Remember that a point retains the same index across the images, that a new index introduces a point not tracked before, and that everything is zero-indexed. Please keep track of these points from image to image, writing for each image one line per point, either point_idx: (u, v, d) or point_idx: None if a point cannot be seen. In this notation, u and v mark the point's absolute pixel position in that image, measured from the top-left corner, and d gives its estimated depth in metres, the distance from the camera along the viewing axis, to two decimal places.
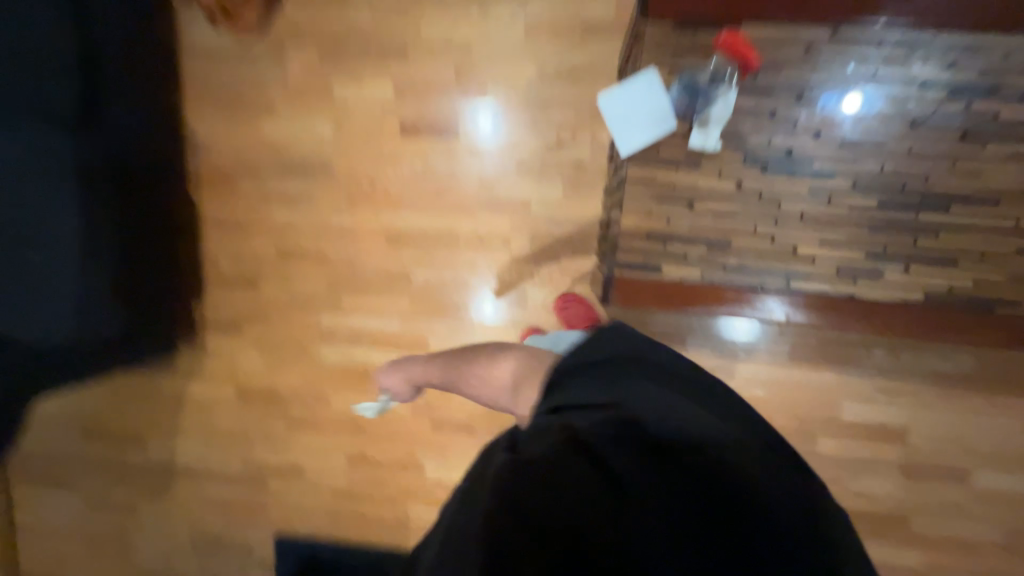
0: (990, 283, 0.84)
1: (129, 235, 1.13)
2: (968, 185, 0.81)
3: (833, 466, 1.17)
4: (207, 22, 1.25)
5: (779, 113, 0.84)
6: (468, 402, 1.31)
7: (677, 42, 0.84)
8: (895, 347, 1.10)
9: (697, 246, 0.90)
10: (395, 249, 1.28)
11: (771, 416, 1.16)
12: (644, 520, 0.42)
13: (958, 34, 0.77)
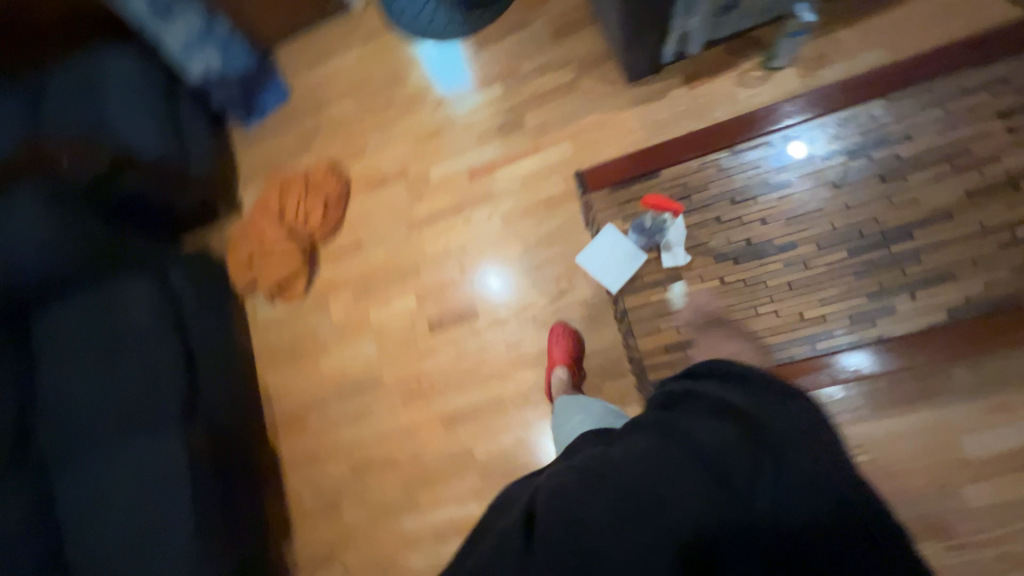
0: (994, 282, 1.01)
1: (231, 497, 1.27)
2: (903, 215, 1.07)
3: (999, 516, 1.00)
4: (266, 301, 1.59)
5: (724, 216, 1.17)
6: None
7: (619, 196, 1.30)
8: (977, 361, 1.02)
9: (715, 342, 1.14)
10: (453, 431, 1.37)
11: (891, 479, 1.05)
12: (697, 486, 0.63)
13: (826, 120, 1.15)
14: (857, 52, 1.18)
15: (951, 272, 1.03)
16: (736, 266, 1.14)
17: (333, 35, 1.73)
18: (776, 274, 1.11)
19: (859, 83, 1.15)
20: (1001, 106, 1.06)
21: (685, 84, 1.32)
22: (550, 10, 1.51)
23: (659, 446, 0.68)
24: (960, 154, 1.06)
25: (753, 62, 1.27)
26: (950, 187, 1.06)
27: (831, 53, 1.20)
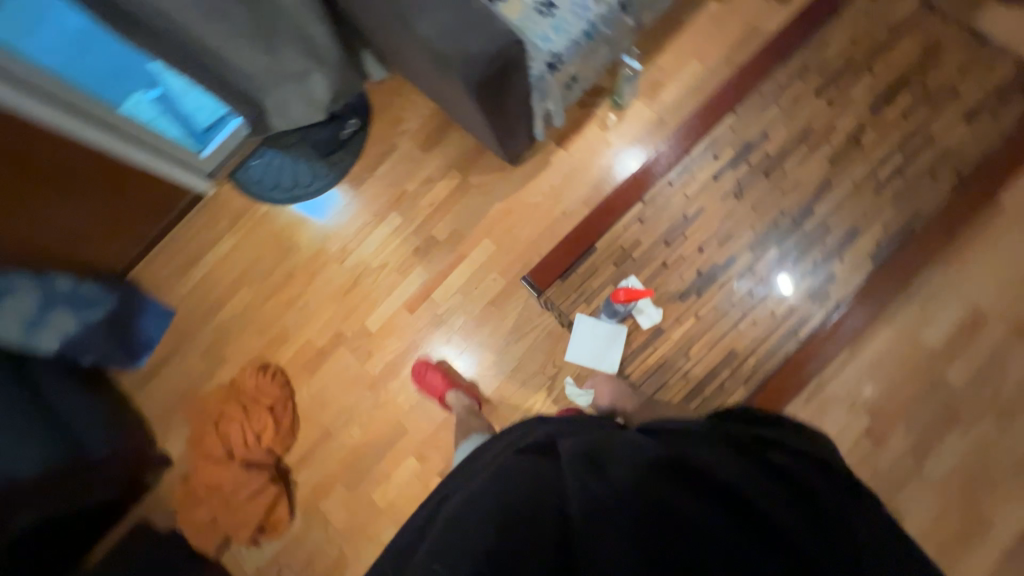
0: (887, 221, 1.22)
1: None
2: (800, 198, 1.25)
3: (981, 384, 1.17)
4: (248, 549, 1.34)
5: (669, 259, 1.28)
6: None
7: (570, 277, 1.34)
8: (902, 276, 1.20)
9: (721, 372, 1.22)
10: None
11: (896, 398, 1.18)
12: (730, 515, 0.57)
13: (704, 146, 1.31)
14: (682, 73, 1.36)
15: (861, 228, 1.22)
16: (704, 297, 1.25)
17: (194, 235, 1.58)
18: (736, 288, 1.24)
19: (702, 106, 1.34)
20: (809, 84, 1.30)
21: (561, 147, 1.41)
22: (407, 128, 1.54)
23: (714, 468, 0.62)
24: (810, 134, 1.27)
25: (606, 109, 1.40)
26: (817, 160, 1.26)
27: (663, 82, 1.37)
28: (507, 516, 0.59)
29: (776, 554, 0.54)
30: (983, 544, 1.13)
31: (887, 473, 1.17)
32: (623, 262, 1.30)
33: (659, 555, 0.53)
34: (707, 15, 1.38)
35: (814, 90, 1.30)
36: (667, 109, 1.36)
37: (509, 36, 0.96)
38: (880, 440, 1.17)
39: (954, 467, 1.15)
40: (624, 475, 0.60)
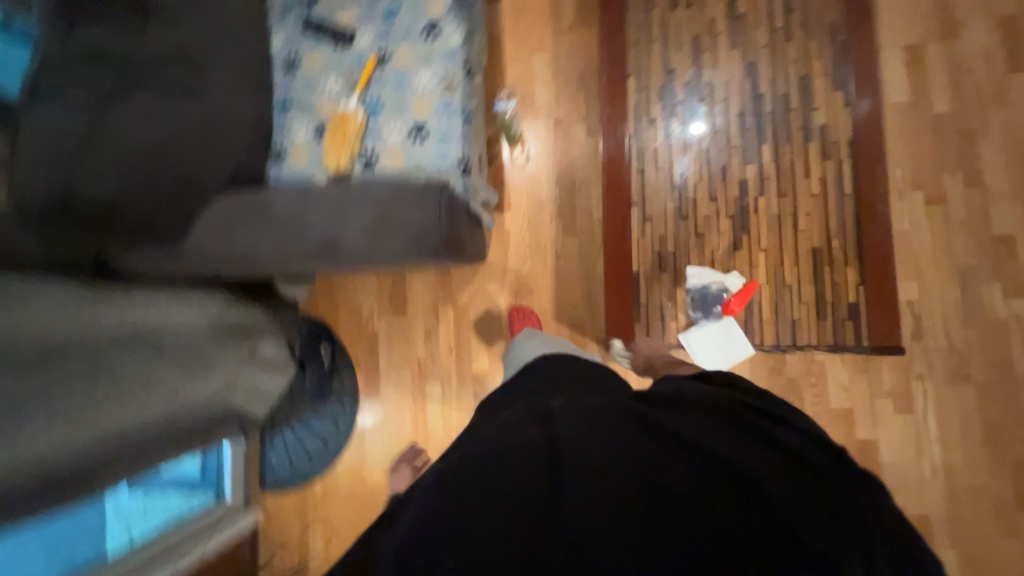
0: (811, 45, 1.25)
1: None
2: (729, 86, 1.27)
3: (976, 96, 1.22)
4: None
5: (694, 221, 1.26)
6: (983, 465, 1.16)
7: (640, 306, 1.28)
8: (856, 73, 1.24)
9: (809, 264, 1.21)
10: None
11: (933, 162, 1.22)
12: (685, 467, 0.55)
13: (631, 115, 1.30)
14: (539, 75, 1.35)
15: (791, 63, 1.25)
16: (749, 225, 1.24)
17: (282, 565, 1.41)
18: (766, 196, 1.24)
19: (579, 86, 1.34)
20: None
21: (516, 213, 1.36)
22: (369, 309, 1.43)
23: (672, 422, 0.60)
24: (679, 31, 1.29)
25: (510, 147, 1.35)
26: (702, 45, 1.28)
27: (532, 93, 1.36)
28: (489, 475, 0.56)
29: (738, 493, 0.53)
30: None
31: (976, 218, 1.20)
32: (665, 259, 1.27)
33: (623, 513, 0.52)
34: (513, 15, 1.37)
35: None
36: (555, 111, 1.35)
37: (434, 191, 0.91)
38: (942, 199, 1.21)
39: (1011, 170, 1.20)
40: (580, 432, 0.59)
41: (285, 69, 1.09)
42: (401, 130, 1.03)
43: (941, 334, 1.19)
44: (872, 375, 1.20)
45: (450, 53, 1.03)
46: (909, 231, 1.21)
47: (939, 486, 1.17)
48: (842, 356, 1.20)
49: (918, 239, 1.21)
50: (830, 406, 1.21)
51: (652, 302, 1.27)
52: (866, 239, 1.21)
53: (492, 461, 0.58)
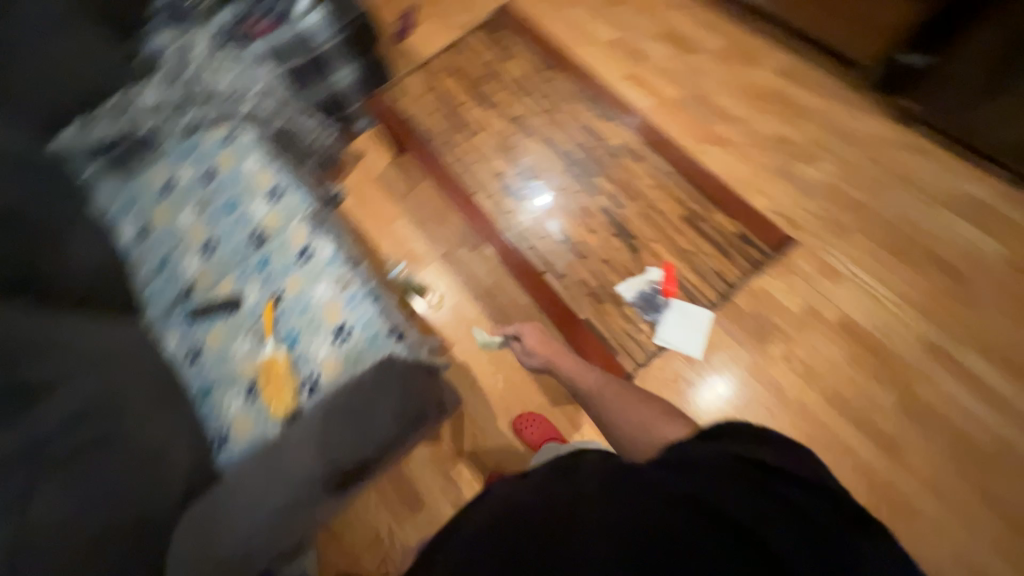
0: (574, 106, 1.64)
1: None
2: (545, 158, 1.57)
3: (687, 78, 1.69)
4: None
5: (593, 252, 1.44)
6: (914, 274, 1.37)
7: (610, 339, 1.34)
8: (614, 104, 1.63)
9: (690, 227, 1.44)
10: (890, 432, 1.25)
11: (700, 122, 1.61)
12: (688, 523, 0.50)
13: (493, 215, 1.52)
14: (410, 233, 1.57)
15: (570, 122, 1.62)
16: (635, 232, 1.45)
17: None
18: (627, 206, 1.48)
19: (444, 222, 1.56)
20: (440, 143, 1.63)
21: (462, 342, 1.43)
22: (386, 526, 1.27)
23: (686, 483, 0.55)
24: (483, 147, 1.61)
25: (422, 297, 1.48)
26: (505, 146, 1.60)
27: (413, 249, 1.56)
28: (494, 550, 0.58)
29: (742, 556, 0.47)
30: (796, 90, 1.64)
31: (752, 136, 1.58)
32: (599, 296, 1.39)
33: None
34: (362, 209, 1.62)
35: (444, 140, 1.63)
36: (439, 249, 1.54)
37: (384, 400, 0.96)
38: (725, 139, 1.58)
39: (744, 99, 1.64)
40: (585, 496, 0.58)
41: (190, 361, 1.10)
42: (325, 340, 1.07)
43: (806, 213, 1.46)
44: (795, 269, 1.39)
45: (330, 260, 1.15)
46: (726, 167, 1.54)
47: (906, 310, 1.34)
48: (766, 272, 1.39)
49: (736, 169, 1.53)
50: (794, 312, 1.36)
51: (617, 333, 1.34)
52: (708, 189, 1.50)
53: (495, 517, 0.64)
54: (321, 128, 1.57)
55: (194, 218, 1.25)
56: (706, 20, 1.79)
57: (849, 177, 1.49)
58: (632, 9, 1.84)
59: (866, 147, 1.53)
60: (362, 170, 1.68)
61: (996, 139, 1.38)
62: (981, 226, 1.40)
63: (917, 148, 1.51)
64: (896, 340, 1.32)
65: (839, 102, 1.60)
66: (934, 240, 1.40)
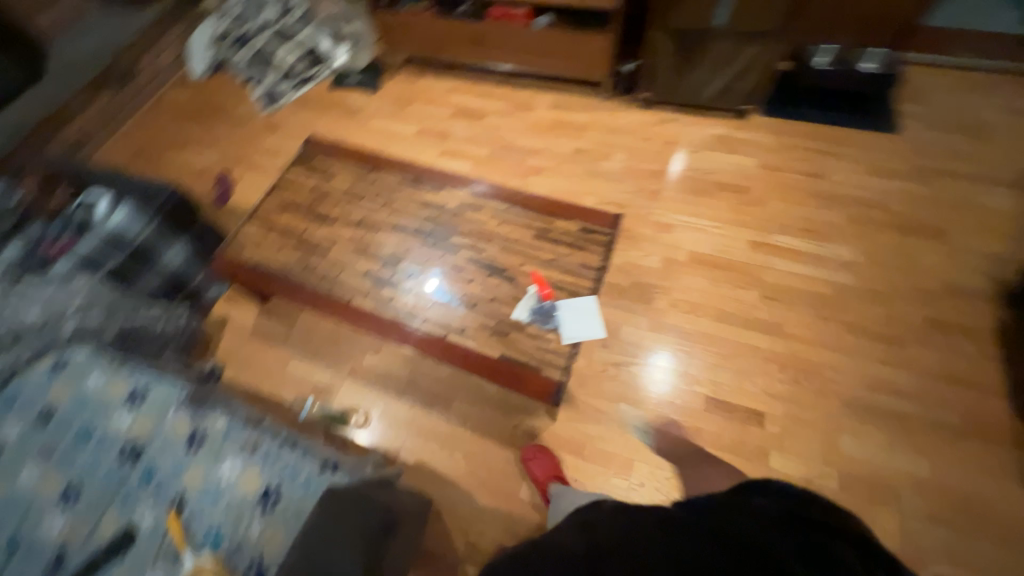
0: None
1: None
2: (399, 231, 1.46)
3: (488, 141, 2.06)
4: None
5: None
6: (710, 200, 1.77)
7: None
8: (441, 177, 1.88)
9: None
10: (764, 314, 1.52)
11: (514, 167, 1.96)
12: (708, 544, 0.66)
13: None
14: (312, 367, 1.58)
15: (405, 185, 1.57)
16: (512, 256, 1.37)
17: None
18: (495, 238, 1.41)
19: (340, 341, 1.60)
20: (281, 263, 1.46)
21: (406, 439, 1.43)
22: None
23: (712, 522, 0.70)
24: (332, 244, 1.47)
25: (348, 423, 1.46)
26: (353, 235, 1.48)
27: (323, 380, 1.55)
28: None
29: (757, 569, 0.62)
30: (567, 116, 2.09)
31: (556, 160, 1.96)
32: (504, 330, 1.25)
33: None
34: (252, 369, 1.60)
35: (284, 259, 1.47)
36: (344, 368, 1.55)
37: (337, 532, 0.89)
38: (538, 170, 1.94)
39: (536, 138, 2.04)
40: (623, 535, 0.71)
41: None
42: (255, 515, 0.97)
43: (620, 195, 1.82)
44: (635, 237, 1.72)
45: (227, 432, 1.07)
46: (549, 190, 1.87)
47: (721, 225, 1.70)
48: (619, 247, 1.70)
49: (559, 188, 1.88)
50: (651, 266, 1.65)
51: (550, 355, 1.21)
52: None
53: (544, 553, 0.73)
54: (165, 316, 1.51)
55: (40, 471, 1.05)
56: (479, 96, 2.22)
57: (633, 158, 1.92)
58: (423, 113, 2.23)
59: (632, 133, 1.99)
60: (236, 334, 1.67)
61: (708, 92, 1.93)
62: (729, 151, 1.89)
63: (662, 120, 2.02)
64: (727, 248, 1.65)
65: (598, 111, 2.08)
66: (708, 173, 1.84)
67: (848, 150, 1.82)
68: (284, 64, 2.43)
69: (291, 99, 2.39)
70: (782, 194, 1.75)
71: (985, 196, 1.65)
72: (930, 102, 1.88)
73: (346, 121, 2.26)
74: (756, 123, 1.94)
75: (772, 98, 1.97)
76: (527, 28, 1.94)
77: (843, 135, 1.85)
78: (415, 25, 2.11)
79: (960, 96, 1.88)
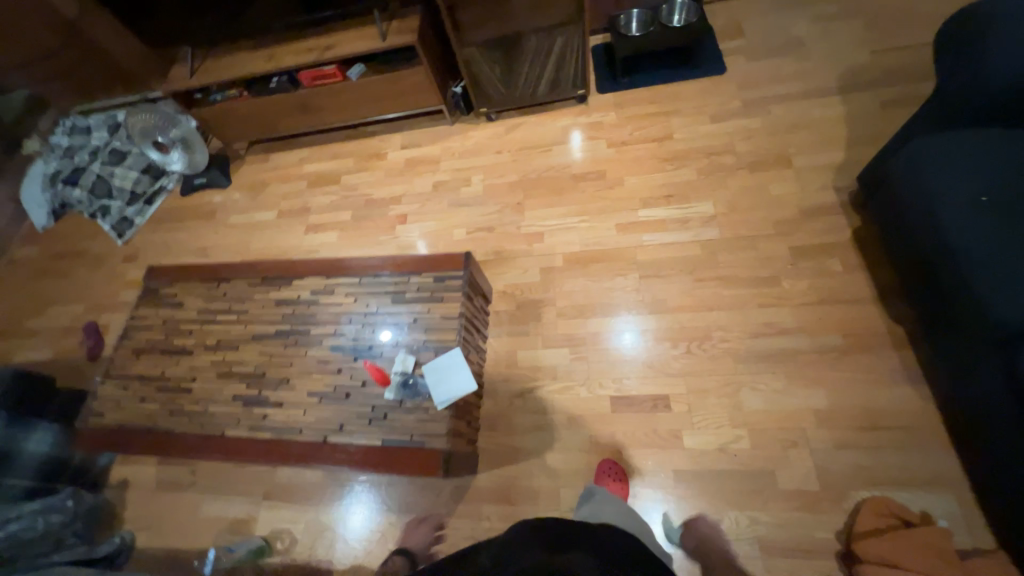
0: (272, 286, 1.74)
1: (917, 256, 1.17)
2: (258, 341, 1.39)
3: (348, 203, 2.00)
4: (906, 492, 1.14)
5: None
6: (571, 196, 1.76)
7: None
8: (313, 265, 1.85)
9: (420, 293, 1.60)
10: (648, 295, 1.51)
11: (381, 225, 1.91)
12: None
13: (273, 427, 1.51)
14: (224, 503, 1.49)
15: (254, 287, 1.48)
16: (374, 330, 1.32)
17: None
18: (353, 317, 1.35)
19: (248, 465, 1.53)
20: (144, 417, 1.35)
21: (337, 545, 1.37)
22: None
23: None
24: (193, 377, 1.38)
25: (275, 551, 1.39)
26: (212, 360, 1.39)
27: (238, 512, 1.47)
28: None
29: None
30: (418, 153, 2.04)
31: (418, 202, 1.91)
32: (382, 413, 1.20)
33: None
34: (162, 526, 1.50)
35: (144, 410, 1.36)
36: (258, 493, 1.48)
37: None
38: (404, 219, 1.89)
39: (394, 185, 1.99)
40: None
41: None
42: None
43: (489, 219, 1.80)
44: (509, 258, 1.69)
45: None
46: (419, 236, 1.84)
47: (588, 220, 1.69)
48: (498, 272, 1.67)
49: (429, 230, 1.84)
50: (531, 283, 1.62)
51: (432, 426, 1.16)
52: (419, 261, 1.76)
53: None
54: (43, 509, 1.37)
55: None
56: (330, 158, 2.15)
57: (490, 176, 1.89)
58: (278, 192, 2.13)
59: (484, 151, 1.96)
60: (139, 493, 1.56)
61: (541, 89, 1.90)
62: (578, 140, 1.88)
63: (509, 128, 1.99)
64: (599, 241, 1.64)
65: (447, 138, 2.04)
66: (563, 169, 1.83)
67: (687, 103, 1.84)
68: (122, 188, 2.25)
69: (143, 221, 2.24)
70: (637, 169, 1.75)
71: (818, 110, 1.69)
72: (748, 33, 1.92)
73: (203, 225, 2.15)
74: (596, 103, 1.93)
75: (603, 73, 1.97)
76: (346, 82, 1.87)
77: (679, 90, 1.87)
78: (237, 112, 2.02)
79: (774, 18, 1.93)
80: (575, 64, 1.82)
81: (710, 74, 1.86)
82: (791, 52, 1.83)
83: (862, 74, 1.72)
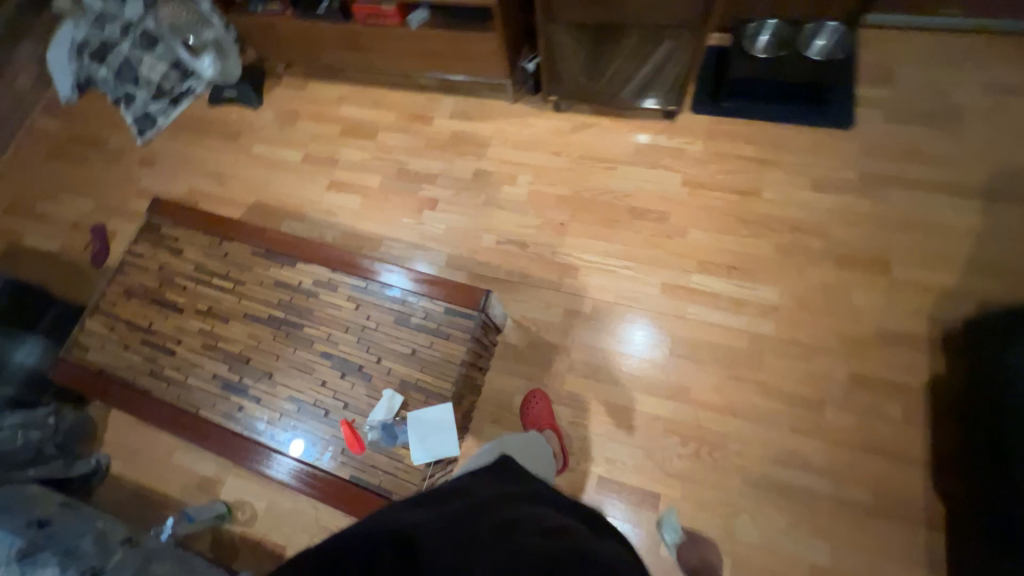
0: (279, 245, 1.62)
1: (997, 454, 0.99)
2: (249, 322, 1.29)
3: (379, 167, 1.80)
4: None
5: None
6: (621, 230, 1.54)
7: None
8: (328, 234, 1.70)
9: None
10: (672, 376, 1.36)
11: (409, 202, 1.72)
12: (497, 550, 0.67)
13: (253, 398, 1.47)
14: (197, 456, 1.50)
15: (255, 257, 1.35)
16: (369, 349, 1.20)
17: None
18: (350, 327, 1.23)
19: None
20: (125, 367, 1.31)
21: (293, 534, 1.38)
22: None
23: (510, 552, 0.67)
24: (178, 340, 1.31)
25: (235, 519, 1.41)
26: (199, 328, 1.31)
27: (209, 471, 1.48)
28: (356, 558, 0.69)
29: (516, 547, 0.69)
30: (467, 128, 1.78)
31: (454, 187, 1.71)
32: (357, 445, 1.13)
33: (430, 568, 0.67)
34: (136, 460, 1.53)
35: (126, 361, 1.31)
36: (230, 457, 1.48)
37: None
38: (434, 203, 1.70)
39: (433, 159, 1.76)
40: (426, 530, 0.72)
41: None
42: None
43: (525, 232, 1.60)
44: (535, 284, 1.52)
45: None
46: (445, 229, 1.65)
47: (633, 265, 1.49)
48: (518, 299, 1.51)
49: (458, 225, 1.65)
50: (551, 322, 1.47)
51: (403, 475, 1.09)
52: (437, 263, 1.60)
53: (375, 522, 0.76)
54: (24, 425, 1.37)
55: None
56: (370, 107, 1.91)
57: (540, 180, 1.65)
58: (309, 130, 1.92)
59: (540, 145, 1.70)
60: (119, 421, 1.58)
61: (625, 92, 1.59)
62: (650, 164, 1.60)
63: (575, 126, 1.71)
64: (639, 294, 1.46)
65: (504, 120, 1.76)
66: (622, 194, 1.58)
67: (790, 156, 1.52)
68: (149, 80, 2.04)
69: (166, 124, 2.08)
70: (706, 220, 1.50)
71: (945, 211, 1.39)
72: (895, 83, 1.54)
73: (225, 146, 1.98)
74: (683, 124, 1.63)
75: (702, 89, 1.64)
76: (403, 28, 1.62)
77: (786, 137, 1.54)
78: (278, 29, 1.77)
79: (936, 72, 1.53)
80: (673, 74, 1.50)
81: (830, 126, 1.52)
82: (939, 124, 1.47)
83: (1016, 180, 1.38)
